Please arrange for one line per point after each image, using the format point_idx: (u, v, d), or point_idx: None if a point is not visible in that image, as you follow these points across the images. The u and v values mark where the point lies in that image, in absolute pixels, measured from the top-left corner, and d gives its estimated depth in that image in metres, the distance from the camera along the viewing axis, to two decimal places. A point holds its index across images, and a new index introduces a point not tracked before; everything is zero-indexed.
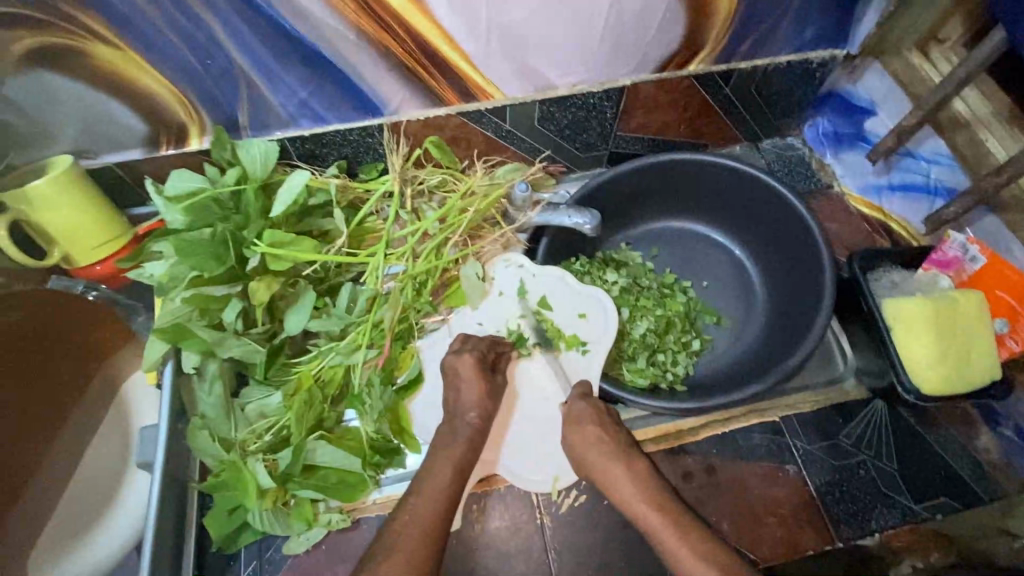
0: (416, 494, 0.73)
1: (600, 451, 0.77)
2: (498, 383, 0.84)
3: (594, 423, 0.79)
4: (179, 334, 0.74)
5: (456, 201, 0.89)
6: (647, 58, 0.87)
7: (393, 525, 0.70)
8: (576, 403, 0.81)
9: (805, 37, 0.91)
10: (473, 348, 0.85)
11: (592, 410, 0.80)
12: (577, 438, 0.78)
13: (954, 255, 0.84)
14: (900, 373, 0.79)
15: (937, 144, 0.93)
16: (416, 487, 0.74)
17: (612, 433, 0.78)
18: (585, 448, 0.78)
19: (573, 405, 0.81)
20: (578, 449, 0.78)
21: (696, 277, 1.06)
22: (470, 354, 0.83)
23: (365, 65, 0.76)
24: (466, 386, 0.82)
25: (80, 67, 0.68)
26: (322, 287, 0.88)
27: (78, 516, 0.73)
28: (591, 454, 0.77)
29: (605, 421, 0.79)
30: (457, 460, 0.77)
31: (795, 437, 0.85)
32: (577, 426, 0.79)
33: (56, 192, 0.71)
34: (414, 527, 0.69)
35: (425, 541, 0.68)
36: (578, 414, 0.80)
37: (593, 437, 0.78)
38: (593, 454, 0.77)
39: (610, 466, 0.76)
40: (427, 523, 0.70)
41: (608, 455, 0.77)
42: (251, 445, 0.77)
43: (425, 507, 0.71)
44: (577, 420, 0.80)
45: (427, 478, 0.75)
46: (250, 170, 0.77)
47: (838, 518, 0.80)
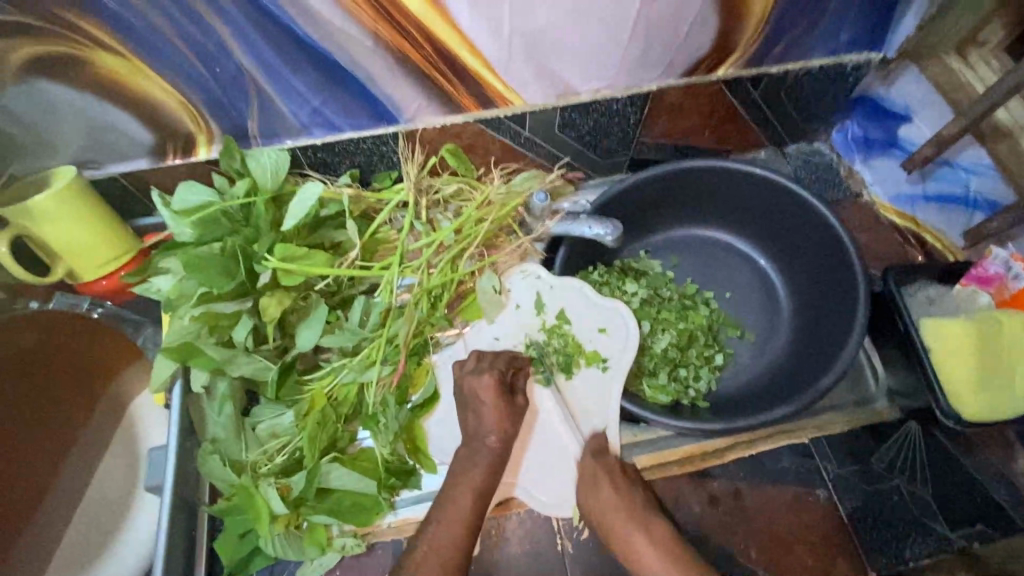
0: (436, 521, 0.71)
1: (618, 516, 0.74)
2: (516, 403, 0.80)
3: (609, 484, 0.76)
4: (188, 353, 0.71)
5: (473, 211, 0.85)
6: (675, 63, 0.83)
7: (415, 553, 0.69)
8: (586, 466, 0.79)
9: (840, 40, 0.86)
10: (491, 366, 0.82)
11: (606, 472, 0.77)
12: (595, 504, 0.76)
13: (995, 272, 0.79)
14: (939, 396, 0.76)
15: (977, 154, 0.87)
16: (437, 513, 0.72)
17: (628, 496, 0.75)
18: (604, 514, 0.75)
19: (585, 466, 0.79)
20: (597, 515, 0.75)
21: (718, 288, 1.03)
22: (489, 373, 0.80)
23: (380, 72, 0.73)
24: (486, 409, 0.78)
25: (82, 75, 0.65)
26: (334, 300, 0.85)
27: (86, 542, 0.71)
28: (608, 518, 0.74)
29: (622, 484, 0.76)
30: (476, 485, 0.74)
31: (825, 460, 0.82)
32: (593, 491, 0.77)
33: (59, 206, 0.68)
34: (436, 556, 0.68)
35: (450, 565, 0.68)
36: (592, 476, 0.78)
37: (611, 502, 0.75)
38: (611, 518, 0.74)
39: (630, 533, 0.73)
40: (449, 554, 0.69)
41: (627, 520, 0.73)
42: (262, 468, 0.74)
43: (444, 532, 0.70)
44: (592, 483, 0.77)
45: (448, 505, 0.72)
46: (260, 181, 0.74)
47: (870, 546, 0.77)
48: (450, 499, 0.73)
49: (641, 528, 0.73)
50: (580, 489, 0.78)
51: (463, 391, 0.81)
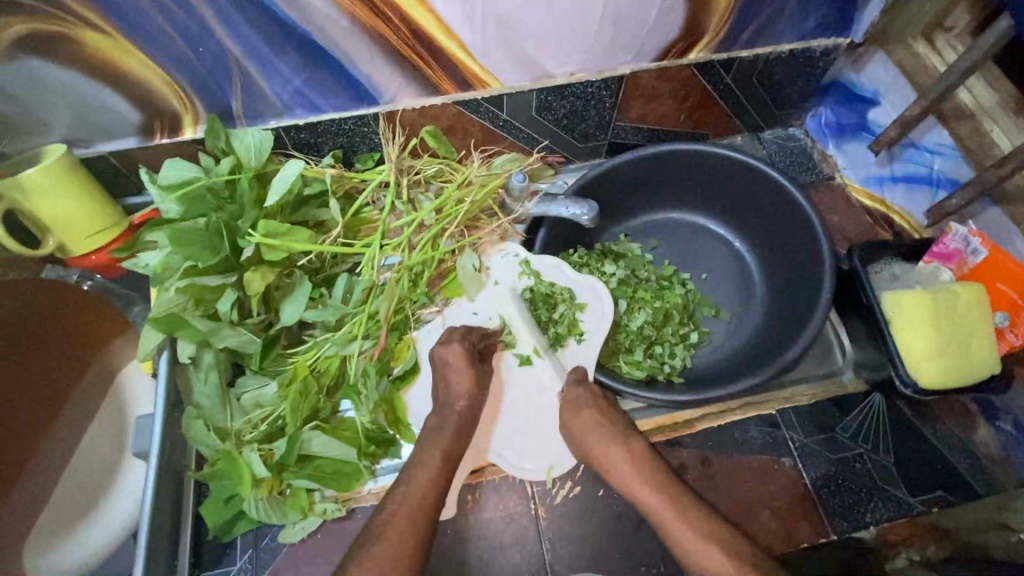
0: (404, 488, 0.73)
1: (600, 435, 0.78)
2: (481, 371, 0.84)
3: (590, 407, 0.81)
4: (174, 324, 0.73)
5: (452, 192, 0.88)
6: (647, 46, 0.85)
7: (382, 513, 0.71)
8: (572, 390, 0.83)
9: (808, 25, 0.89)
10: (461, 337, 0.85)
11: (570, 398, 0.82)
12: (576, 423, 0.80)
13: (955, 248, 0.82)
14: (898, 366, 0.79)
15: (940, 134, 0.91)
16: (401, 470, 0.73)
17: (608, 416, 0.80)
18: (584, 432, 0.79)
19: (569, 391, 0.83)
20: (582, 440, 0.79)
21: (695, 269, 1.05)
22: (458, 343, 0.83)
23: (359, 52, 0.75)
24: (455, 376, 0.82)
25: (71, 54, 0.68)
26: (318, 277, 0.88)
27: (72, 506, 0.74)
28: (589, 438, 0.78)
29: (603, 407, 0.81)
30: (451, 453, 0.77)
31: (791, 430, 0.84)
32: (575, 412, 0.81)
33: (51, 180, 0.71)
34: (405, 513, 0.70)
35: (417, 522, 0.70)
36: (576, 399, 0.82)
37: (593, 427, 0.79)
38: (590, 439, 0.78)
39: (605, 447, 0.77)
40: (416, 509, 0.71)
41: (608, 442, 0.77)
42: (246, 435, 0.77)
43: (411, 501, 0.72)
44: (575, 406, 0.81)
45: (415, 472, 0.75)
46: (243, 158, 0.77)
47: (833, 512, 0.80)
48: (421, 468, 0.75)
49: (611, 441, 0.77)
50: (563, 410, 0.82)
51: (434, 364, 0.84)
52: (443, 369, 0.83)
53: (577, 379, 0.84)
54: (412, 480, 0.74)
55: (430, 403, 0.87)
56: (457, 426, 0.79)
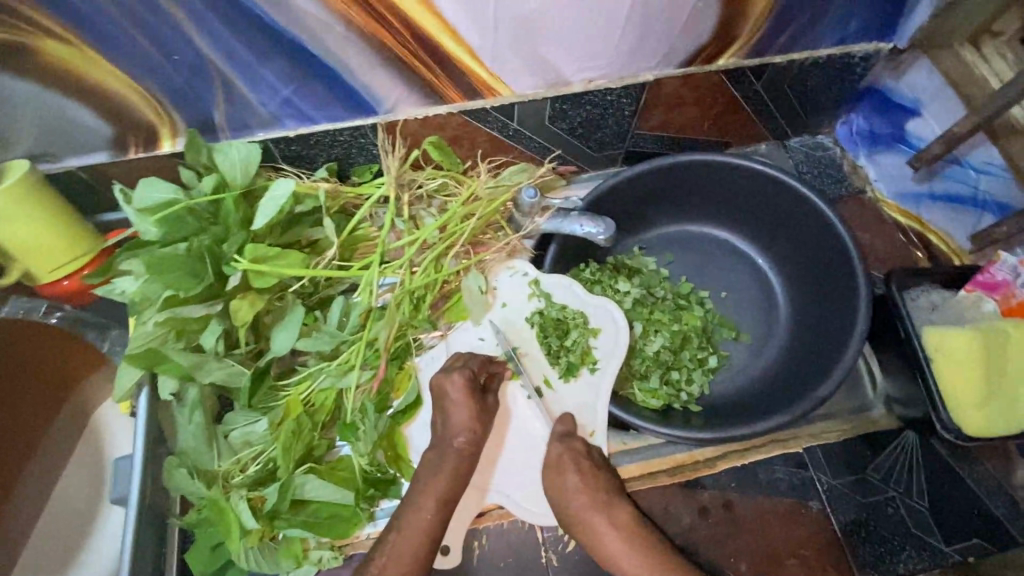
0: (397, 531, 0.70)
1: (587, 501, 0.73)
2: (484, 404, 0.78)
3: (575, 470, 0.75)
4: (153, 361, 0.67)
5: (458, 208, 0.81)
6: (673, 51, 0.78)
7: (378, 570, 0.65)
8: (553, 447, 0.77)
9: (850, 29, 0.81)
10: (465, 367, 0.79)
11: (571, 453, 0.75)
12: (558, 487, 0.74)
13: (1002, 278, 0.76)
14: (940, 411, 0.72)
15: (988, 152, 0.83)
16: (397, 522, 0.70)
17: (595, 479, 0.74)
18: (567, 498, 0.74)
19: (551, 449, 0.76)
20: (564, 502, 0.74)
21: (714, 287, 0.99)
22: (460, 374, 0.77)
23: (355, 59, 0.67)
24: (455, 410, 0.76)
25: (27, 63, 0.60)
26: (311, 301, 0.81)
27: (47, 557, 0.68)
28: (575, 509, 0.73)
29: (590, 473, 0.74)
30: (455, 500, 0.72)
31: (820, 471, 0.79)
32: (558, 475, 0.75)
33: (12, 205, 0.64)
34: (393, 570, 0.67)
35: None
36: (557, 460, 0.75)
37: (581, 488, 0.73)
38: (574, 503, 0.73)
39: (591, 516, 0.73)
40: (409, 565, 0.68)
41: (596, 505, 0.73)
42: (234, 479, 0.71)
43: (405, 547, 0.69)
44: (557, 466, 0.75)
45: (410, 514, 0.70)
46: (228, 176, 0.70)
47: (863, 560, 0.75)
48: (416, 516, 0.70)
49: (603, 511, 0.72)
50: (546, 469, 0.76)
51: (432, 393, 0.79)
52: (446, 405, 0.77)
53: (561, 435, 0.77)
54: (405, 526, 0.70)
55: (429, 436, 0.81)
56: (456, 469, 0.73)
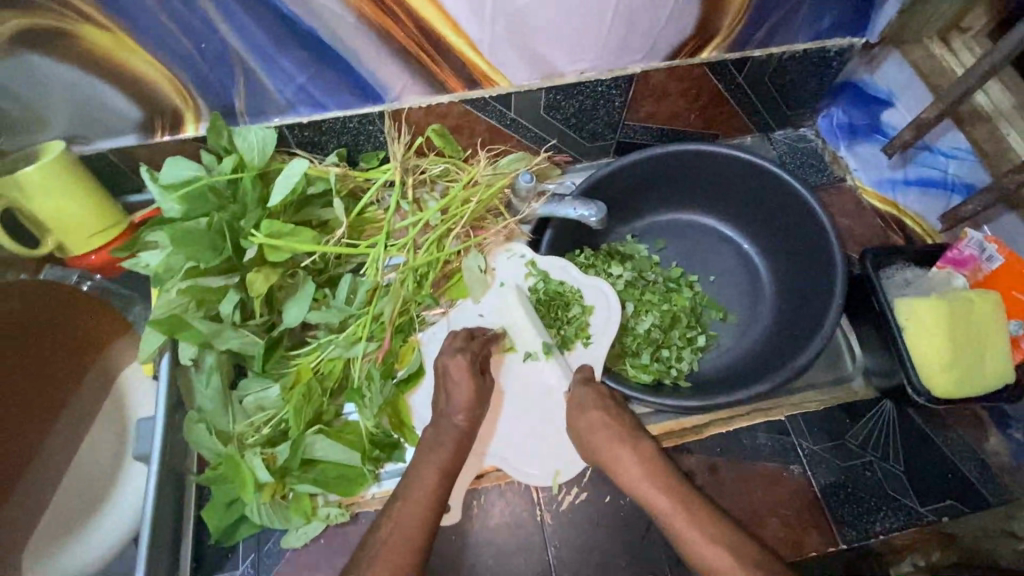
0: (403, 498, 0.72)
1: (608, 435, 0.77)
2: (484, 386, 0.82)
3: (598, 408, 0.80)
4: (176, 326, 0.72)
5: (459, 192, 0.86)
6: (659, 45, 0.84)
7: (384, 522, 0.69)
8: (578, 389, 0.82)
9: (824, 24, 0.87)
10: (466, 348, 0.83)
11: (595, 394, 0.81)
12: (582, 422, 0.79)
13: (970, 254, 0.81)
14: (911, 374, 0.77)
15: (956, 138, 0.90)
16: (403, 491, 0.72)
17: (617, 419, 0.79)
18: (591, 432, 0.78)
19: (575, 391, 0.82)
20: (583, 434, 0.79)
21: (702, 271, 1.04)
22: (464, 355, 0.82)
23: (365, 50, 0.74)
24: (459, 387, 0.80)
25: (69, 49, 0.66)
26: (321, 277, 0.86)
27: (74, 509, 0.73)
28: (596, 438, 0.77)
29: (630, 442, 0.77)
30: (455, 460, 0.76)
31: (801, 437, 0.83)
32: (580, 412, 0.80)
33: (50, 179, 0.70)
34: (413, 513, 0.70)
35: (411, 552, 0.67)
36: (582, 400, 0.81)
37: (600, 423, 0.78)
38: (598, 439, 0.77)
39: (616, 448, 0.76)
40: (415, 525, 0.69)
41: (615, 437, 0.77)
42: (248, 439, 0.76)
43: (410, 512, 0.70)
44: (579, 404, 0.81)
45: (414, 484, 0.73)
46: (245, 157, 0.75)
47: (842, 520, 0.79)
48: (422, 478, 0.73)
49: (625, 445, 0.76)
50: (568, 410, 0.82)
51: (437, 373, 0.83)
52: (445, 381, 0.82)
53: (584, 379, 0.83)
54: (416, 484, 0.73)
55: (430, 413, 0.85)
56: (458, 439, 0.78)
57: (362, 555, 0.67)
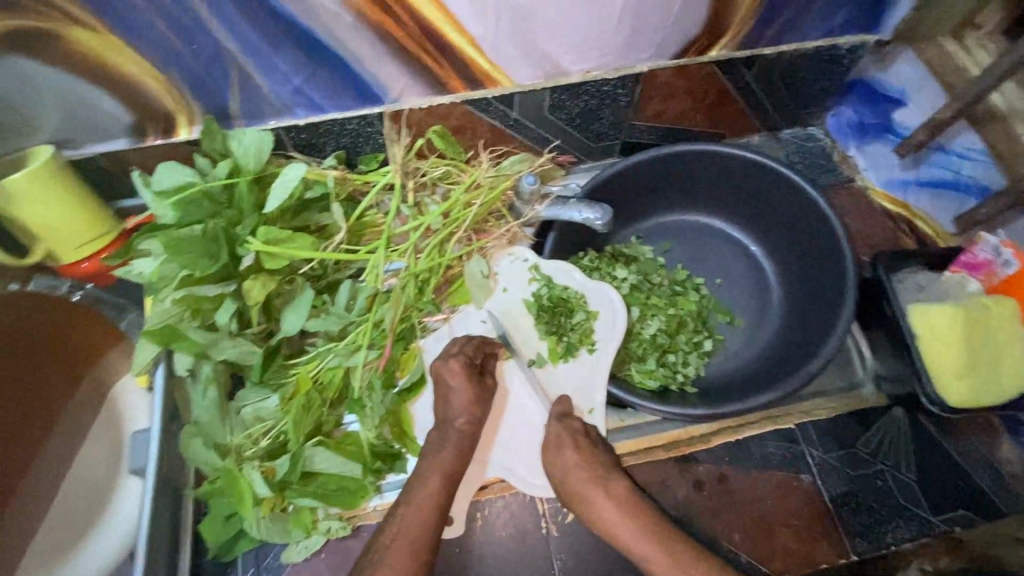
0: (405, 504, 0.71)
1: (582, 477, 0.75)
2: (483, 387, 0.81)
3: (572, 447, 0.77)
4: (170, 337, 0.70)
5: (461, 195, 0.84)
6: (667, 43, 0.81)
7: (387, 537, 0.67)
8: (551, 427, 0.79)
9: (836, 21, 0.85)
10: (459, 352, 0.82)
11: (569, 433, 0.78)
12: (558, 464, 0.76)
13: (985, 259, 0.79)
14: (925, 383, 0.76)
15: (970, 138, 0.88)
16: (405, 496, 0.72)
17: (593, 456, 0.76)
18: (568, 476, 0.76)
19: (549, 428, 0.79)
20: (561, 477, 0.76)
21: (708, 274, 1.02)
22: (458, 360, 0.80)
23: (364, 50, 0.71)
24: (455, 394, 0.79)
25: (56, 51, 0.63)
26: (320, 284, 0.84)
27: (68, 524, 0.71)
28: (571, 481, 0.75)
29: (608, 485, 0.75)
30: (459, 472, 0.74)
31: (811, 445, 0.82)
32: (556, 453, 0.77)
33: (38, 186, 0.67)
34: (403, 541, 0.68)
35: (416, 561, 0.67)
36: (556, 438, 0.78)
37: (576, 463, 0.76)
38: (575, 480, 0.75)
39: (591, 491, 0.74)
40: (417, 532, 0.69)
41: (590, 479, 0.75)
42: (246, 451, 0.74)
43: (414, 516, 0.70)
44: (555, 442, 0.78)
45: (418, 491, 0.72)
46: (242, 162, 0.73)
47: (853, 530, 0.77)
48: (422, 488, 0.72)
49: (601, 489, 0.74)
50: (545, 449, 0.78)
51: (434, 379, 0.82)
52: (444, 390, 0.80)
53: (559, 415, 0.80)
54: (414, 499, 0.71)
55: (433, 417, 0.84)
56: (459, 448, 0.76)
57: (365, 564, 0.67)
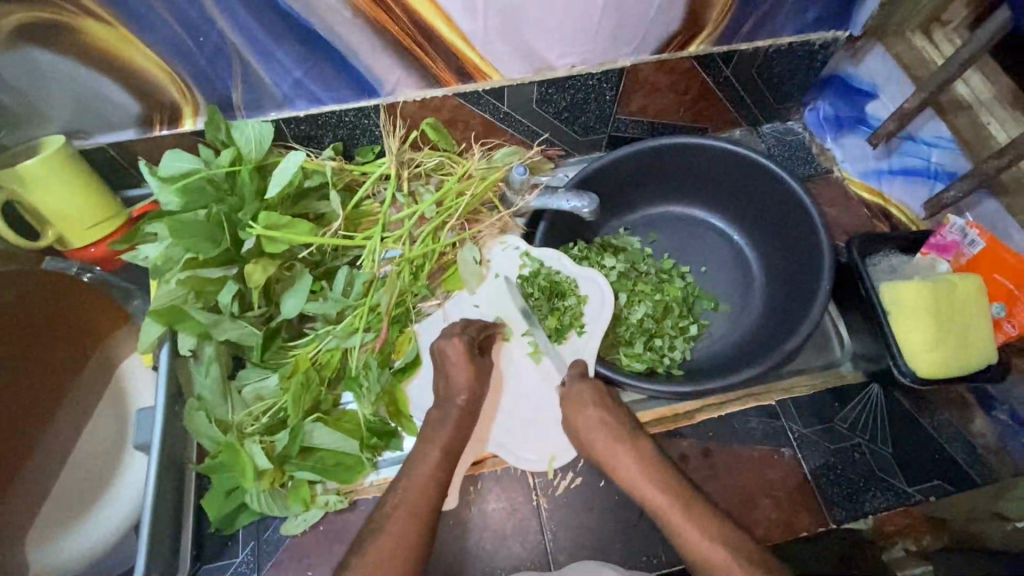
0: (406, 482, 0.72)
1: (604, 433, 0.78)
2: (480, 363, 0.83)
3: (596, 405, 0.80)
4: (175, 316, 0.73)
5: (453, 184, 0.88)
6: (648, 38, 0.86)
7: (384, 510, 0.70)
8: (575, 386, 0.83)
9: (809, 18, 0.89)
10: (462, 332, 0.84)
11: (592, 391, 0.81)
12: (581, 419, 0.80)
13: (952, 240, 0.83)
14: (896, 356, 0.79)
15: (937, 127, 0.92)
16: (406, 473, 0.73)
17: (614, 415, 0.80)
18: (590, 431, 0.79)
19: (572, 387, 0.82)
20: (582, 432, 0.79)
21: (694, 262, 1.06)
22: (460, 338, 0.82)
23: (360, 43, 0.75)
24: (455, 372, 0.81)
25: (71, 43, 0.67)
26: (318, 270, 0.87)
27: (75, 499, 0.74)
28: (593, 434, 0.78)
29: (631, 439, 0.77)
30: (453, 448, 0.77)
31: (791, 421, 0.85)
32: (579, 408, 0.80)
33: (50, 172, 0.71)
34: (404, 509, 0.69)
35: (416, 532, 0.67)
36: (580, 398, 0.81)
37: (597, 419, 0.79)
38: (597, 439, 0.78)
39: (614, 447, 0.77)
40: (417, 507, 0.69)
41: (613, 435, 0.78)
42: (247, 428, 0.77)
43: (414, 488, 0.71)
44: (578, 401, 0.81)
45: (413, 471, 0.73)
46: (243, 150, 0.77)
47: (831, 500, 0.80)
48: (421, 460, 0.74)
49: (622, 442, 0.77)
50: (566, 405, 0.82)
51: (435, 356, 0.84)
52: (444, 366, 0.82)
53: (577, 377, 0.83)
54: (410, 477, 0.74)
55: (433, 396, 0.86)
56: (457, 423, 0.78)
57: (364, 537, 0.67)
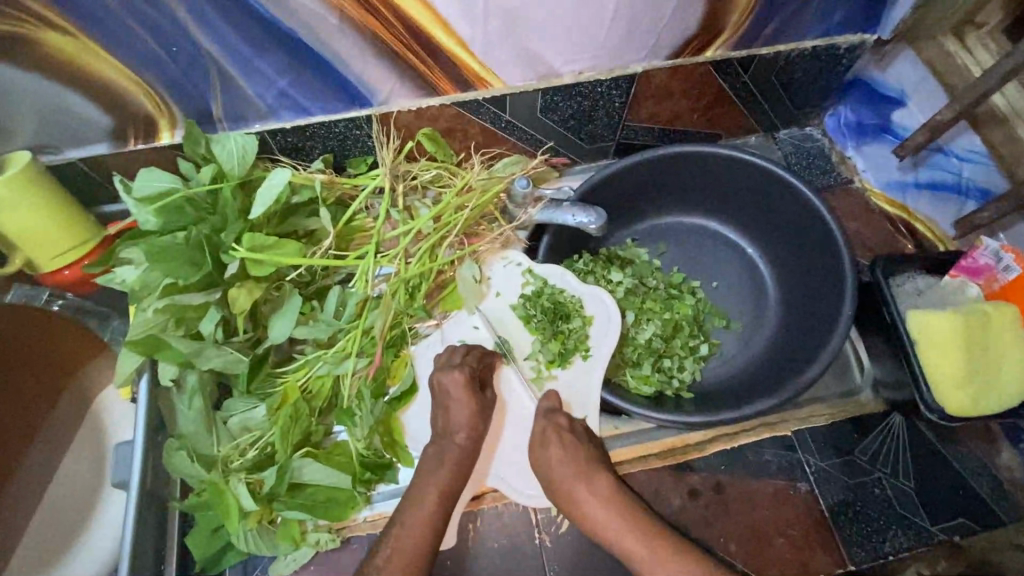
0: (398, 526, 0.70)
1: (566, 470, 0.75)
2: (483, 402, 0.79)
3: (558, 443, 0.76)
4: (153, 347, 0.68)
5: (452, 199, 0.82)
6: (662, 43, 0.79)
7: None
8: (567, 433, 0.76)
9: (835, 20, 0.83)
10: (463, 362, 0.80)
11: (554, 429, 0.77)
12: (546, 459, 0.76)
13: (985, 263, 0.77)
14: (922, 390, 0.75)
15: (972, 141, 0.86)
16: (398, 517, 0.71)
17: (576, 447, 0.76)
18: (551, 470, 0.76)
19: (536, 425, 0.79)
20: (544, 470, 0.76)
21: (704, 277, 1.00)
22: (461, 370, 0.78)
23: (349, 51, 0.69)
24: (455, 410, 0.77)
25: (32, 55, 0.61)
26: (308, 290, 0.82)
27: (52, 539, 0.70)
28: (555, 474, 0.75)
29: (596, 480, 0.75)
30: (451, 489, 0.73)
31: (808, 453, 0.81)
32: (542, 447, 0.77)
33: (14, 193, 0.65)
34: (398, 559, 0.68)
35: None
36: (541, 441, 0.77)
37: (562, 456, 0.75)
38: (564, 482, 0.75)
39: (576, 487, 0.74)
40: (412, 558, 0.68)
41: (574, 472, 0.75)
42: (233, 463, 0.73)
43: (408, 540, 0.69)
44: (541, 439, 0.77)
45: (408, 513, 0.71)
46: (225, 166, 0.71)
47: (849, 539, 0.76)
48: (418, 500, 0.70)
49: (584, 481, 0.74)
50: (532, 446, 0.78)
51: (434, 391, 0.80)
52: (444, 400, 0.78)
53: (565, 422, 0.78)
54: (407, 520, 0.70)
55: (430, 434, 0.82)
56: (455, 467, 0.75)
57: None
